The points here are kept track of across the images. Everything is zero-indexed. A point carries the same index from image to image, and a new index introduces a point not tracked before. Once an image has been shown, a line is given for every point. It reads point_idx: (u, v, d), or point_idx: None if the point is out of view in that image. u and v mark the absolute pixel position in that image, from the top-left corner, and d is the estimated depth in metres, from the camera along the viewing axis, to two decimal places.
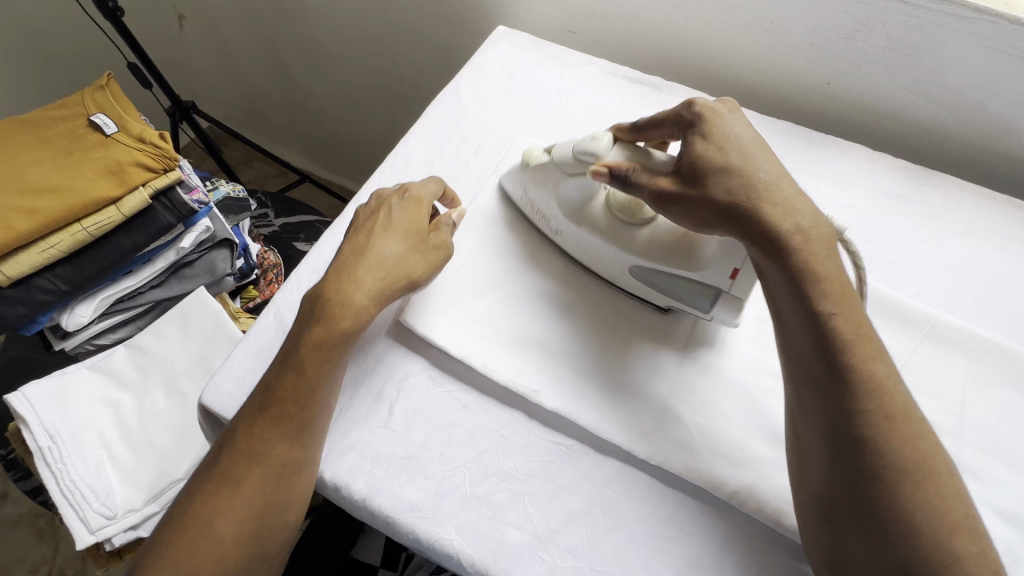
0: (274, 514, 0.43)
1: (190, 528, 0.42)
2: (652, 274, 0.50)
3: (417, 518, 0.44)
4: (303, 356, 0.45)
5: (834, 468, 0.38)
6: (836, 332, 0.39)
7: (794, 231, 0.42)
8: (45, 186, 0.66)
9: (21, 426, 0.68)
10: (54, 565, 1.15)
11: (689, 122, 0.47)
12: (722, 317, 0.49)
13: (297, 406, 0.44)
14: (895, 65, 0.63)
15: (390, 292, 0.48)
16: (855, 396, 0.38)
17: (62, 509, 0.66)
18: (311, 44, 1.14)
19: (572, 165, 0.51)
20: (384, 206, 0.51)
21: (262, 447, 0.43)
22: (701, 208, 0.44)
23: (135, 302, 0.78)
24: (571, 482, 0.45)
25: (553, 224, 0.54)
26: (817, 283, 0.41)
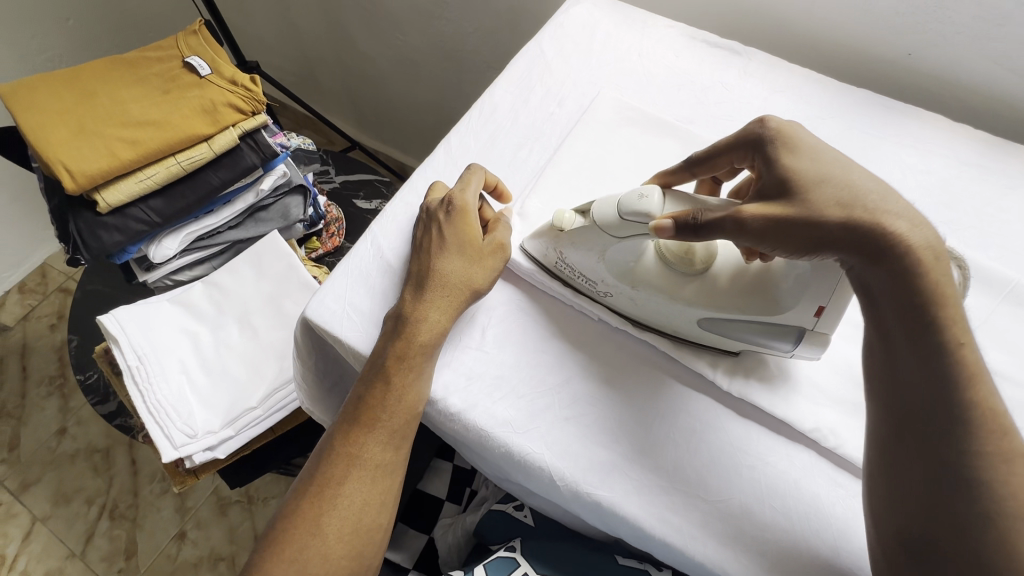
0: (370, 518, 0.46)
1: (300, 527, 0.44)
2: (727, 321, 0.46)
3: (509, 432, 0.46)
4: (390, 369, 0.46)
5: (927, 505, 0.36)
6: (959, 365, 0.36)
7: (921, 250, 0.37)
8: (145, 119, 0.70)
9: (112, 345, 0.73)
10: (108, 497, 1.20)
11: (764, 140, 0.45)
12: (805, 351, 0.47)
13: (387, 414, 0.46)
14: (982, 35, 0.63)
15: (457, 305, 0.48)
16: (973, 434, 0.35)
17: (148, 424, 0.70)
18: (376, 8, 1.17)
19: (618, 228, 0.45)
20: (434, 223, 0.50)
21: (361, 452, 0.46)
22: (814, 236, 0.39)
23: (213, 241, 0.81)
24: (656, 408, 0.47)
25: (602, 286, 0.49)
26: (943, 313, 0.37)
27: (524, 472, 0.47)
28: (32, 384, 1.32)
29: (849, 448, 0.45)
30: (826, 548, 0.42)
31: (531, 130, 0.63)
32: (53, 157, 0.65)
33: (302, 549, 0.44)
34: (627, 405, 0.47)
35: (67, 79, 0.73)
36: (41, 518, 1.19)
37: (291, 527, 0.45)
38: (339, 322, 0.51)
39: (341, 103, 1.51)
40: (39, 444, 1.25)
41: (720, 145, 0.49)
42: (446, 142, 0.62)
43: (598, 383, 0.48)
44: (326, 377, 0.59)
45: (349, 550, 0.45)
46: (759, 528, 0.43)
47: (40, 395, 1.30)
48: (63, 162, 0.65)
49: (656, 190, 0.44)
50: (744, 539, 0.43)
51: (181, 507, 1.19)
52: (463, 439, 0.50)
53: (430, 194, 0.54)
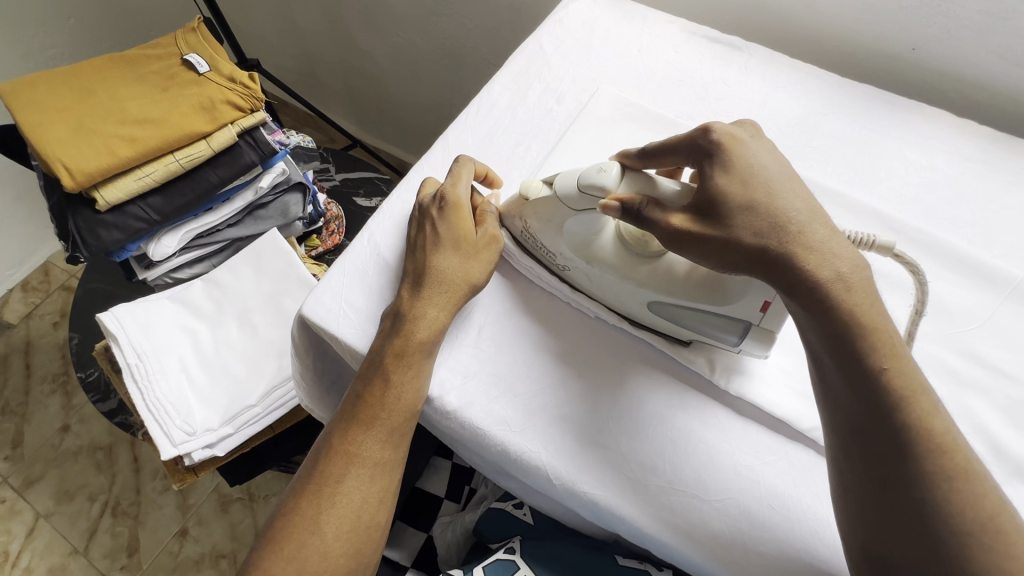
0: (369, 516, 0.46)
1: (298, 525, 0.44)
2: (674, 307, 0.47)
3: (506, 431, 0.46)
4: (388, 367, 0.46)
5: (884, 523, 0.36)
6: (889, 389, 0.36)
7: (833, 281, 0.38)
8: (144, 116, 0.70)
9: (112, 343, 0.73)
10: (110, 494, 1.21)
11: (709, 152, 0.43)
12: (752, 348, 0.47)
13: (385, 412, 0.46)
14: (988, 29, 0.62)
15: (456, 301, 0.48)
16: (912, 456, 0.35)
17: (148, 422, 0.70)
18: (375, 6, 1.16)
19: (576, 200, 0.45)
20: (427, 220, 0.50)
21: (359, 450, 0.46)
22: (730, 257, 0.40)
23: (213, 239, 0.81)
24: (656, 406, 0.47)
25: (559, 260, 0.50)
26: (869, 339, 0.37)
27: (522, 471, 0.47)
28: (36, 381, 1.32)
29: None
30: (825, 550, 0.42)
31: (528, 127, 0.62)
32: (52, 155, 0.65)
33: (300, 547, 0.44)
34: (628, 402, 0.47)
35: (66, 77, 0.73)
36: (44, 515, 1.19)
37: (289, 525, 0.45)
38: (336, 320, 0.50)
39: (342, 101, 1.51)
40: (42, 441, 1.26)
41: (669, 141, 0.46)
42: (444, 139, 0.62)
43: (598, 381, 0.48)
44: (323, 376, 0.59)
45: (347, 548, 0.45)
46: (758, 528, 0.43)
47: (43, 392, 1.31)
48: (62, 161, 0.65)
49: (615, 166, 0.44)
50: (743, 539, 0.43)
51: (183, 505, 1.20)
52: (460, 437, 0.50)
53: (424, 186, 0.54)
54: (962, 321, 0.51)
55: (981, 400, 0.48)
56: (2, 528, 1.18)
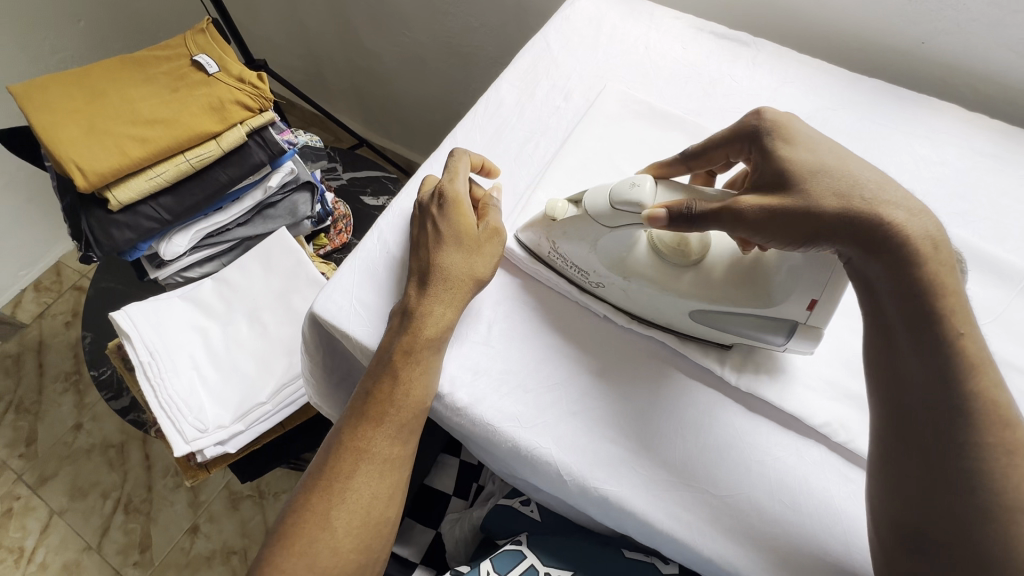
0: (378, 512, 0.46)
1: (309, 520, 0.45)
2: (719, 313, 0.46)
3: (516, 427, 0.46)
4: (397, 363, 0.46)
5: (927, 498, 0.36)
6: (960, 355, 0.36)
7: (918, 241, 0.37)
8: (154, 117, 0.71)
9: (125, 341, 0.74)
10: (122, 491, 1.22)
11: (761, 132, 0.45)
12: (798, 346, 0.46)
13: (395, 408, 0.46)
14: (999, 22, 0.61)
15: (462, 297, 0.48)
16: (974, 426, 0.35)
17: (160, 419, 0.71)
18: (381, 4, 1.17)
19: (611, 217, 0.45)
20: (427, 218, 0.50)
21: (369, 446, 0.46)
22: (811, 227, 0.39)
23: (222, 239, 0.82)
24: (664, 403, 0.47)
25: (595, 277, 0.49)
26: (945, 303, 0.36)
27: (531, 467, 0.47)
28: (49, 380, 1.34)
29: (860, 444, 0.44)
30: (837, 546, 0.42)
31: (537, 124, 0.63)
32: (66, 155, 0.66)
33: (311, 542, 0.44)
34: (635, 399, 0.47)
35: (78, 79, 0.74)
36: (58, 511, 1.21)
37: (300, 521, 0.45)
38: (347, 317, 0.51)
39: (349, 101, 1.52)
40: (56, 439, 1.28)
41: (714, 139, 0.49)
42: (452, 137, 0.62)
43: (606, 378, 0.48)
44: (333, 373, 0.59)
45: (358, 543, 0.45)
46: (767, 522, 0.43)
47: (56, 391, 1.33)
48: (74, 161, 0.66)
49: (647, 178, 0.44)
50: (750, 533, 0.43)
51: (194, 502, 1.21)
52: (469, 433, 0.50)
53: (424, 187, 0.54)
54: (976, 316, 0.51)
55: None
56: (17, 525, 1.20)
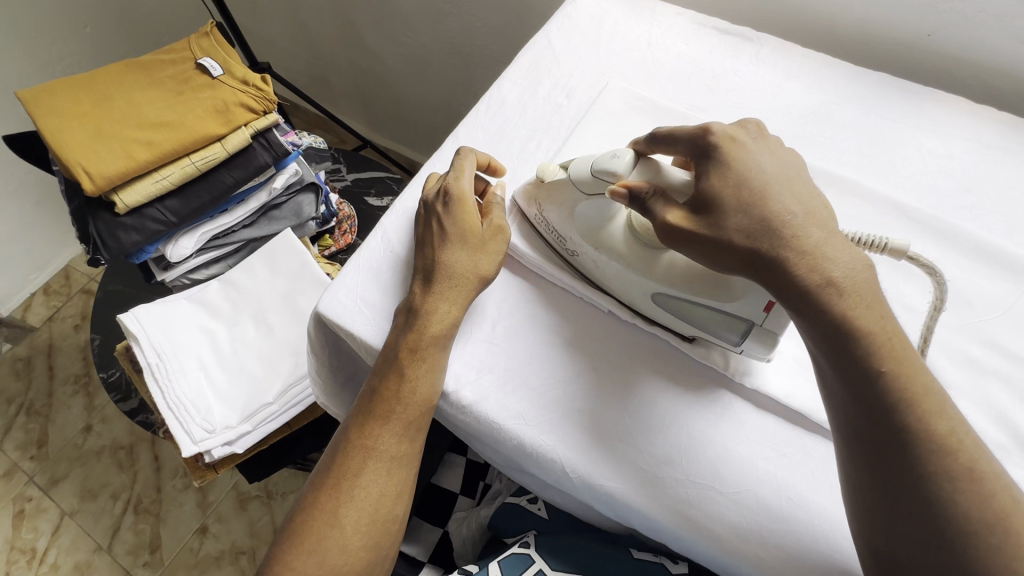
0: (387, 509, 0.46)
1: (318, 519, 0.45)
2: (680, 300, 0.47)
3: (521, 424, 0.46)
4: (403, 361, 0.46)
5: (891, 527, 0.35)
6: (883, 392, 0.36)
7: (824, 285, 0.38)
8: (160, 120, 0.71)
9: (133, 343, 0.74)
10: (132, 492, 1.24)
11: (711, 148, 0.43)
12: (753, 350, 0.46)
13: (401, 406, 0.46)
14: (1008, 12, 0.60)
15: (467, 295, 0.48)
16: (912, 460, 0.35)
17: (168, 421, 0.71)
18: (383, 6, 1.17)
19: (589, 183, 0.48)
20: (432, 217, 0.50)
21: (376, 444, 0.46)
22: (723, 257, 0.41)
23: (228, 240, 0.82)
24: (672, 400, 0.47)
25: (569, 244, 0.51)
26: (866, 342, 0.37)
27: (537, 464, 0.47)
28: (59, 383, 1.36)
29: None
30: (846, 543, 0.42)
31: (539, 123, 0.62)
32: (74, 159, 0.67)
33: (320, 541, 0.45)
34: (642, 395, 0.47)
35: (84, 83, 0.74)
36: (69, 513, 1.22)
37: (311, 519, 0.45)
38: (352, 317, 0.51)
39: (352, 102, 1.53)
40: (66, 441, 1.29)
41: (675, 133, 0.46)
42: (455, 136, 0.62)
43: (613, 376, 0.48)
44: (338, 373, 0.59)
45: (367, 540, 0.46)
46: (777, 521, 0.43)
47: (67, 394, 1.34)
48: (82, 165, 0.67)
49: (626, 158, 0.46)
50: (759, 531, 0.43)
51: (202, 502, 1.22)
52: (474, 431, 0.50)
53: (427, 183, 0.54)
54: (985, 311, 0.50)
55: (1005, 390, 0.47)
56: (29, 526, 1.21)
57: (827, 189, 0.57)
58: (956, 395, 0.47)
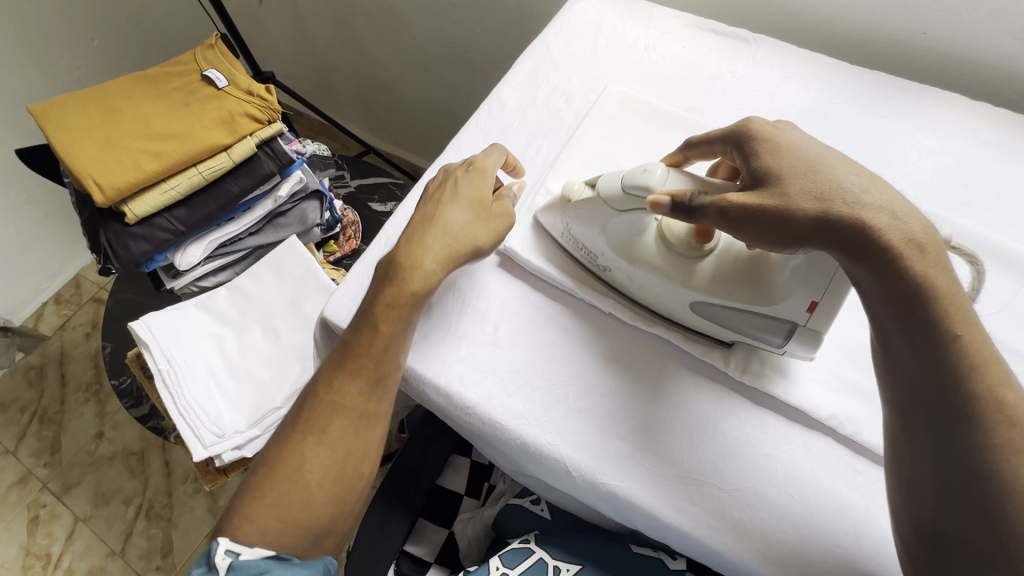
0: (350, 466, 0.47)
1: (283, 469, 0.46)
2: (719, 308, 0.47)
3: (524, 425, 0.47)
4: (376, 316, 0.47)
5: (942, 501, 0.35)
6: (956, 357, 0.35)
7: (902, 244, 0.37)
8: (168, 132, 0.73)
9: (144, 351, 0.76)
10: (144, 497, 1.25)
11: (749, 137, 0.45)
12: (797, 349, 0.46)
13: (370, 361, 0.47)
14: (1002, 9, 0.61)
15: (457, 257, 0.49)
16: (982, 431, 0.34)
17: (180, 426, 0.73)
18: (385, 13, 1.19)
19: (622, 201, 0.47)
20: (450, 179, 0.52)
21: (344, 398, 0.47)
22: (794, 230, 0.40)
23: (235, 248, 0.84)
24: (669, 400, 0.48)
25: (602, 261, 0.51)
26: (940, 307, 0.36)
27: (541, 465, 0.48)
28: (71, 390, 1.38)
29: (867, 435, 0.45)
30: (846, 537, 0.42)
31: (539, 127, 0.64)
32: (84, 172, 0.68)
33: (285, 492, 0.46)
34: (625, 378, 0.49)
35: (93, 97, 0.76)
36: (83, 518, 1.24)
37: (275, 468, 0.47)
38: None
39: (355, 109, 1.54)
40: (78, 448, 1.31)
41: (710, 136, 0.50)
42: (456, 142, 0.63)
43: (610, 374, 0.49)
44: None
45: (330, 496, 0.47)
46: (777, 515, 0.43)
47: (78, 401, 1.37)
48: (92, 177, 0.68)
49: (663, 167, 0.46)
50: (757, 525, 0.43)
51: (213, 506, 1.24)
52: (479, 432, 0.51)
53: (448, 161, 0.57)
54: (983, 305, 0.51)
55: None
56: (44, 532, 1.23)
57: None
58: None
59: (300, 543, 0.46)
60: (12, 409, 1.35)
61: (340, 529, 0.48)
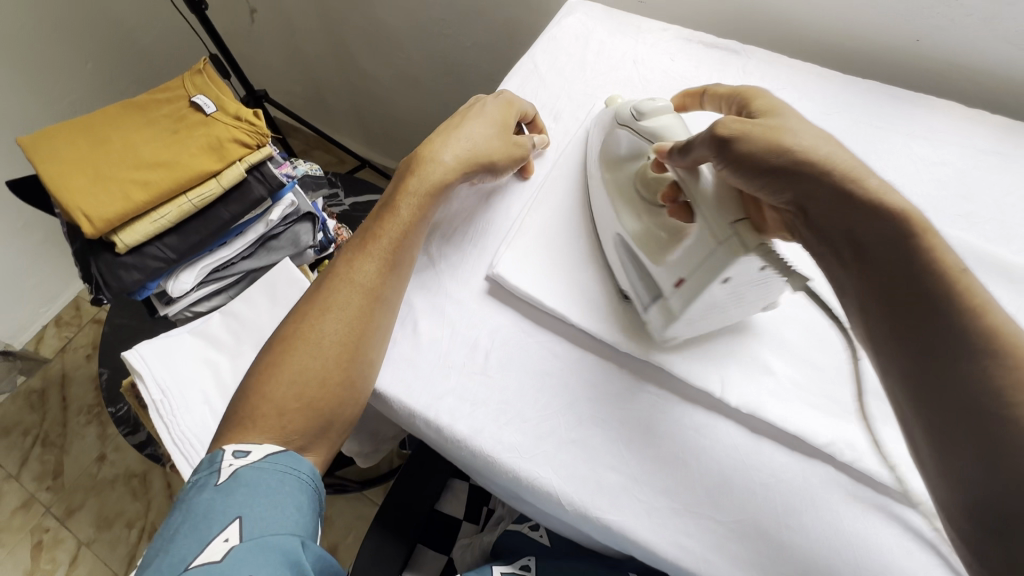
0: (362, 341, 0.49)
1: (301, 339, 0.48)
2: (628, 250, 0.51)
3: (516, 457, 0.46)
4: (395, 200, 0.54)
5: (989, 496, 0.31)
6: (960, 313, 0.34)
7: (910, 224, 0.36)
8: (156, 161, 0.73)
9: (138, 380, 0.76)
10: (147, 519, 1.26)
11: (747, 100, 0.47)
12: (654, 321, 0.48)
13: (388, 241, 0.52)
14: (996, 15, 0.59)
15: (470, 166, 0.56)
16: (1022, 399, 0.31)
17: (174, 455, 0.73)
18: (376, 29, 1.19)
19: (626, 115, 0.54)
20: (477, 104, 0.60)
21: (361, 274, 0.51)
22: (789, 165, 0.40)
23: (227, 273, 0.83)
24: (663, 428, 0.47)
25: (592, 167, 0.57)
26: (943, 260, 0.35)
27: (535, 497, 0.47)
28: (73, 413, 1.38)
29: (867, 462, 0.43)
30: (846, 568, 0.41)
31: None
32: (73, 204, 0.68)
33: (299, 360, 0.48)
34: (613, 385, 0.49)
35: (82, 128, 0.76)
36: (86, 542, 1.24)
37: (291, 339, 0.49)
38: None
39: (350, 123, 1.54)
40: (81, 471, 1.31)
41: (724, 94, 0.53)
42: None
43: (602, 402, 0.48)
44: None
45: (339, 370, 0.48)
46: (775, 546, 0.42)
47: (80, 423, 1.37)
48: (81, 209, 0.68)
49: (670, 110, 0.53)
50: (756, 558, 0.42)
51: None
52: (471, 465, 0.50)
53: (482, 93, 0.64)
54: None
55: None
56: (48, 556, 1.23)
57: None
58: None
59: (309, 417, 0.47)
60: (14, 433, 1.36)
61: (345, 415, 0.48)
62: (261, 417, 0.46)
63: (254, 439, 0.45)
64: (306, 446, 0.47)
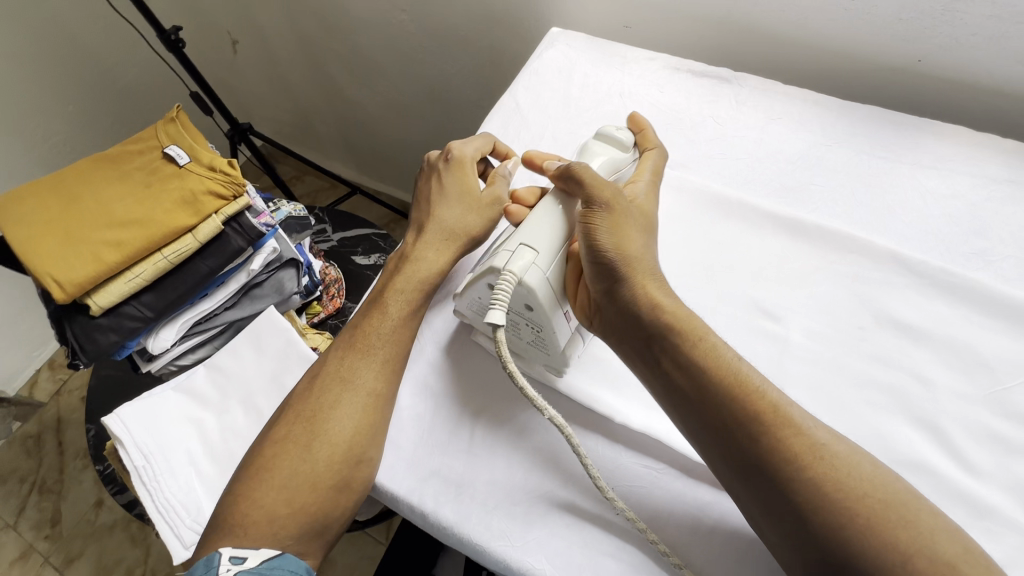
0: (358, 447, 0.45)
1: (291, 450, 0.45)
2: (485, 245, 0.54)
3: (508, 546, 0.42)
4: (384, 298, 0.51)
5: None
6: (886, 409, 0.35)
7: None
8: (129, 218, 0.70)
9: (119, 446, 0.73)
10: (147, 566, 1.23)
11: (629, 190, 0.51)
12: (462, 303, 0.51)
13: (380, 340, 0.48)
14: (1003, 34, 0.56)
15: (453, 246, 0.53)
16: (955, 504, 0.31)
17: (158, 525, 0.69)
18: (360, 58, 1.16)
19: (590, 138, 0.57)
20: (436, 172, 0.57)
21: (353, 375, 0.47)
22: (614, 262, 0.44)
23: (211, 324, 0.81)
24: (665, 507, 0.43)
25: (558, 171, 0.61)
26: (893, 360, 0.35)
27: None
28: (70, 458, 1.36)
29: None
30: None
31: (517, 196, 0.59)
32: (42, 270, 0.66)
33: (291, 473, 0.44)
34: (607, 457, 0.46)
35: (52, 186, 0.73)
36: None
37: (281, 449, 0.45)
38: None
39: (339, 149, 1.51)
40: (79, 517, 1.29)
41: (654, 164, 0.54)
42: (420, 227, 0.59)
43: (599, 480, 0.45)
44: None
45: (335, 480, 0.44)
46: None
47: (77, 468, 1.35)
48: (50, 274, 0.66)
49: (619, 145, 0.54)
50: None
51: None
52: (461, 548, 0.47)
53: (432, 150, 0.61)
54: (1009, 376, 0.45)
55: None
56: None
57: (819, 244, 0.53)
58: (984, 479, 0.42)
59: (308, 528, 0.43)
60: (11, 481, 1.34)
61: (345, 516, 0.45)
62: (251, 535, 0.42)
63: (250, 544, 0.42)
64: (303, 553, 0.44)
